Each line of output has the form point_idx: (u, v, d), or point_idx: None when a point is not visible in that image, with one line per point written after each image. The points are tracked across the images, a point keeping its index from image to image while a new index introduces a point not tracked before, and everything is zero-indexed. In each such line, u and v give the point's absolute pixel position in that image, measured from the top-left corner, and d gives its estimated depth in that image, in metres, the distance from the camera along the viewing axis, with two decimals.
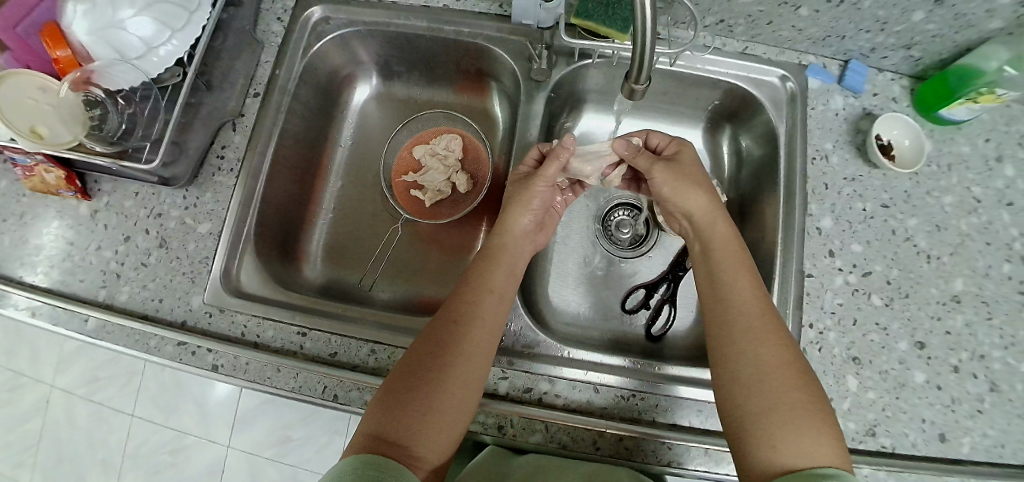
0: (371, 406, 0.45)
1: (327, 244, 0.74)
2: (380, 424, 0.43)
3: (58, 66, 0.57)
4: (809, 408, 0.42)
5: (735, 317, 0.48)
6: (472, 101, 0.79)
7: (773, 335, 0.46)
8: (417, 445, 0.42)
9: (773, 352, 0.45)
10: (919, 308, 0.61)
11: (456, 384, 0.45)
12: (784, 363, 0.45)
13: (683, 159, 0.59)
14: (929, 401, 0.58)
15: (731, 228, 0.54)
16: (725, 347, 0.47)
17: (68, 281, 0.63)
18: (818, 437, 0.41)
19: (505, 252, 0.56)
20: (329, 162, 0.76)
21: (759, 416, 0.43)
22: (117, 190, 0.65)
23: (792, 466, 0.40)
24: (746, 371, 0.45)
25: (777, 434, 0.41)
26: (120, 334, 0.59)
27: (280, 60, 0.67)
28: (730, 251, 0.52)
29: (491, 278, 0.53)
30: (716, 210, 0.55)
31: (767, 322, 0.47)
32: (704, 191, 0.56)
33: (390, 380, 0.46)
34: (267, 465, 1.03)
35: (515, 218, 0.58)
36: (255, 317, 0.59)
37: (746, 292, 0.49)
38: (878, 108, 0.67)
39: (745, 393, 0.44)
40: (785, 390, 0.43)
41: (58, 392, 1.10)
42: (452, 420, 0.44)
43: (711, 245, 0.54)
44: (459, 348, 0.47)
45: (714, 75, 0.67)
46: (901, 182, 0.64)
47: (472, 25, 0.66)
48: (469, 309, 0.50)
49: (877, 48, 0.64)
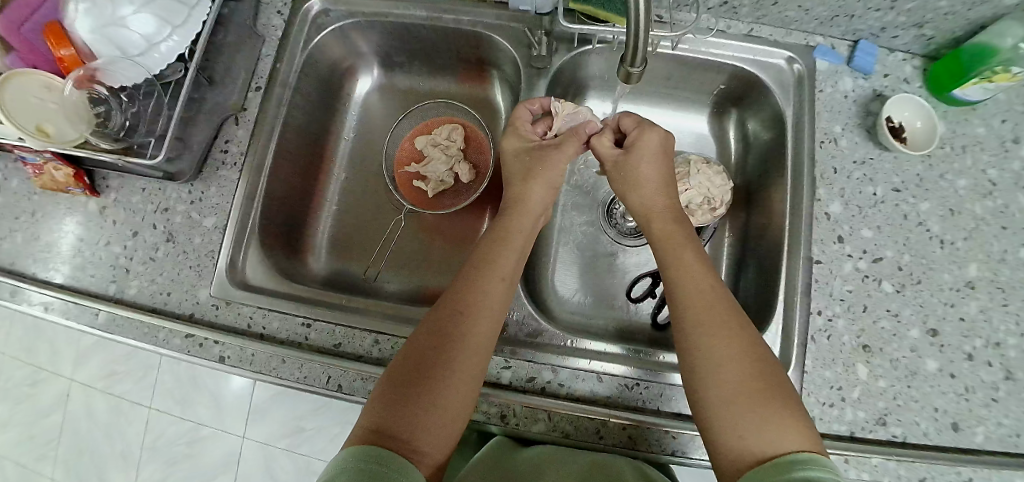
0: (371, 400, 0.45)
1: (331, 236, 0.74)
2: (380, 417, 0.43)
3: (62, 64, 0.58)
4: (773, 397, 0.41)
5: (687, 311, 0.47)
6: (473, 90, 0.78)
7: (725, 320, 0.45)
8: (421, 438, 0.42)
9: (726, 341, 0.44)
10: (932, 294, 0.59)
11: (460, 375, 0.45)
12: (739, 351, 0.44)
13: (641, 148, 0.57)
14: (942, 389, 0.56)
15: (674, 220, 0.54)
16: (683, 343, 0.46)
17: (79, 277, 0.64)
18: (785, 421, 0.40)
19: (517, 236, 0.55)
20: (332, 154, 0.77)
21: (723, 409, 0.42)
22: (125, 187, 0.66)
23: (763, 457, 0.39)
24: (702, 365, 0.44)
25: (745, 427, 0.40)
26: (130, 327, 0.60)
27: (281, 54, 0.67)
28: (674, 244, 0.52)
29: (499, 266, 0.52)
30: (663, 208, 0.55)
31: (718, 310, 0.46)
32: (654, 187, 0.56)
33: (390, 374, 0.46)
34: (280, 456, 1.05)
35: (531, 193, 0.57)
36: (260, 308, 0.60)
37: (694, 282, 0.48)
38: (889, 90, 0.65)
39: (706, 383, 0.43)
40: (743, 380, 0.42)
41: (78, 386, 1.13)
42: (455, 412, 0.44)
43: (656, 239, 0.53)
44: (464, 341, 0.47)
45: (718, 58, 0.66)
46: (913, 165, 0.62)
47: (471, 13, 0.66)
48: (474, 298, 0.49)
49: (888, 27, 0.62)
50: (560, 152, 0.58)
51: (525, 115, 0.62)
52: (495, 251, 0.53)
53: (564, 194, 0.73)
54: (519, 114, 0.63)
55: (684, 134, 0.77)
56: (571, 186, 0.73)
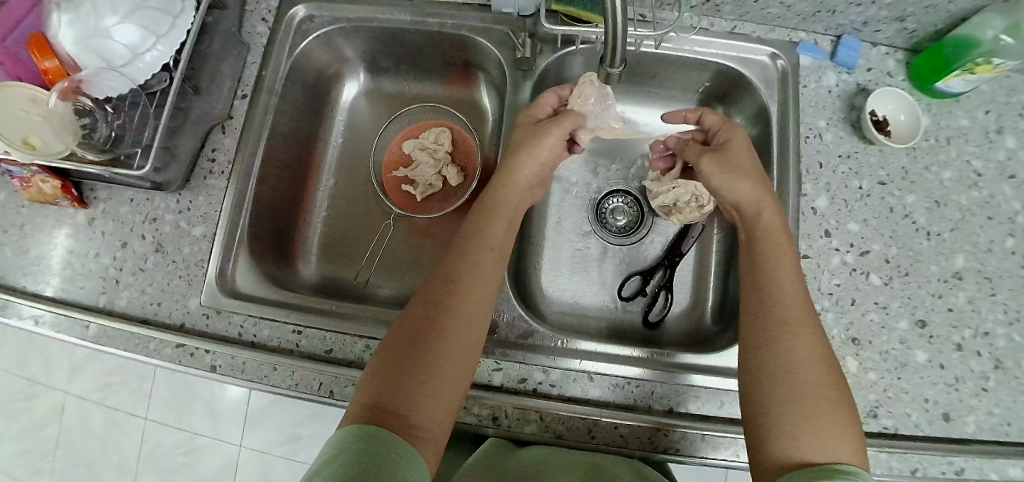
0: (366, 377, 0.44)
1: (321, 242, 0.74)
2: (377, 393, 0.42)
3: (47, 76, 0.58)
4: (839, 406, 0.42)
5: (772, 307, 0.46)
6: (460, 93, 0.78)
7: (808, 328, 0.45)
8: (418, 414, 0.41)
9: (809, 346, 0.44)
10: (920, 285, 0.60)
11: (453, 348, 0.45)
12: (816, 358, 0.44)
13: (733, 145, 0.55)
14: (932, 380, 0.57)
15: (779, 212, 0.52)
16: (759, 338, 0.46)
17: (69, 289, 0.64)
18: (841, 434, 0.40)
19: (503, 209, 0.55)
20: (320, 160, 0.77)
21: (785, 408, 0.42)
22: (113, 198, 0.66)
23: (812, 461, 0.39)
24: (776, 363, 0.44)
25: (803, 429, 0.40)
26: (121, 338, 0.60)
27: (267, 61, 0.67)
28: (776, 240, 0.50)
29: (487, 237, 0.52)
30: (768, 195, 0.52)
31: (806, 317, 0.46)
32: (754, 180, 0.52)
33: (385, 350, 0.45)
34: (278, 463, 1.05)
35: (524, 166, 0.56)
36: (251, 317, 0.60)
37: (788, 281, 0.48)
38: (873, 84, 0.65)
39: (774, 383, 0.43)
40: (815, 386, 0.42)
41: (73, 398, 1.12)
42: (451, 387, 0.44)
43: (758, 230, 0.51)
44: (454, 313, 0.46)
45: (703, 56, 0.66)
46: (899, 158, 0.63)
47: (456, 16, 0.66)
48: (465, 270, 0.49)
49: (870, 22, 0.62)
50: (561, 130, 0.57)
51: (553, 100, 0.61)
52: (481, 223, 0.53)
53: (554, 195, 0.73)
54: (544, 99, 0.62)
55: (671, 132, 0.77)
56: (560, 188, 0.73)
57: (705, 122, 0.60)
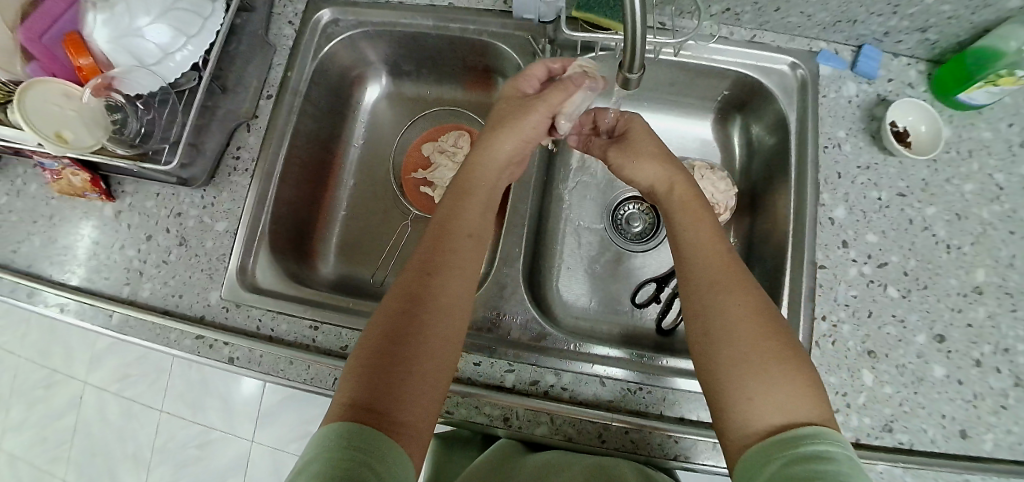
0: (345, 377, 0.43)
1: (339, 240, 0.75)
2: (358, 393, 0.41)
3: (81, 73, 0.60)
4: (785, 360, 0.41)
5: (698, 271, 0.47)
6: (480, 97, 0.79)
7: (736, 283, 0.45)
8: (400, 410, 0.40)
9: (743, 303, 0.43)
10: (938, 299, 0.59)
11: (433, 339, 0.45)
12: (752, 314, 0.43)
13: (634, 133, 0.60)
14: (949, 395, 0.56)
15: (688, 179, 0.54)
16: (692, 306, 0.46)
17: (95, 279, 0.66)
18: (794, 391, 0.39)
19: (479, 193, 0.56)
20: (340, 160, 0.78)
21: (732, 371, 0.41)
22: (139, 191, 0.68)
23: (773, 426, 0.38)
24: (716, 326, 0.43)
25: (755, 389, 0.40)
26: (143, 328, 0.62)
27: (291, 62, 0.69)
28: (690, 206, 0.52)
29: (463, 226, 0.52)
30: (676, 173, 0.55)
31: (734, 274, 0.46)
32: (652, 160, 0.56)
33: (364, 348, 0.44)
34: (288, 459, 1.06)
35: (500, 143, 0.57)
36: (269, 311, 0.61)
37: (707, 245, 0.48)
38: (893, 94, 0.65)
39: (714, 348, 0.43)
40: (755, 343, 0.41)
41: (91, 388, 1.15)
42: (433, 380, 0.44)
43: (672, 202, 0.53)
44: (431, 303, 0.46)
45: (721, 64, 0.67)
46: (919, 170, 0.62)
47: (477, 21, 0.67)
48: (442, 261, 0.49)
49: (891, 32, 0.62)
50: (549, 109, 0.57)
51: (541, 73, 0.60)
52: (455, 210, 0.53)
53: (569, 199, 0.73)
54: (534, 72, 0.60)
55: (689, 139, 0.77)
56: (575, 193, 0.74)
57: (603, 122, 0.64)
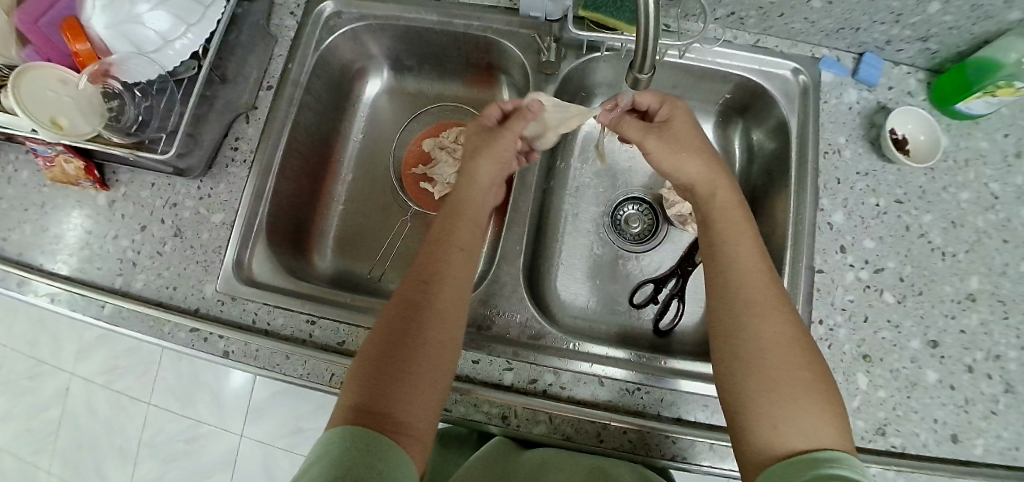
0: (349, 380, 0.44)
1: (337, 235, 0.75)
2: (361, 396, 0.41)
3: (77, 59, 0.58)
4: (813, 386, 0.41)
5: (736, 288, 0.47)
6: (482, 94, 0.79)
7: (773, 305, 0.45)
8: (402, 412, 0.41)
9: (779, 326, 0.44)
10: (933, 305, 0.60)
11: (433, 344, 0.45)
12: (786, 338, 0.44)
13: (675, 123, 0.56)
14: (941, 400, 0.57)
15: (732, 188, 0.53)
16: (726, 322, 0.46)
17: (87, 269, 0.65)
18: (821, 417, 0.39)
19: (472, 203, 0.56)
20: (340, 154, 0.77)
21: (759, 392, 0.42)
22: (134, 181, 0.67)
23: (796, 449, 0.39)
24: (747, 346, 0.44)
25: (780, 413, 0.40)
26: (136, 320, 0.61)
27: (293, 54, 0.68)
28: (730, 215, 0.51)
29: (459, 235, 0.53)
30: (720, 173, 0.54)
31: (771, 294, 0.46)
32: (692, 155, 0.54)
33: (366, 352, 0.45)
34: (279, 455, 1.05)
35: (481, 169, 0.57)
36: (266, 305, 0.60)
37: (746, 261, 0.48)
38: (893, 102, 0.66)
39: (745, 368, 0.43)
40: (786, 367, 0.42)
41: (79, 380, 1.13)
42: (433, 384, 0.44)
43: (713, 209, 0.52)
44: (430, 309, 0.47)
45: (724, 68, 0.67)
46: (916, 177, 0.63)
47: (482, 18, 0.66)
48: (439, 268, 0.49)
49: (892, 41, 0.63)
50: (515, 134, 0.59)
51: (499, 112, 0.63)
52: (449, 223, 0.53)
53: (569, 199, 0.73)
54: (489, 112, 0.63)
55: None
56: (575, 192, 0.74)
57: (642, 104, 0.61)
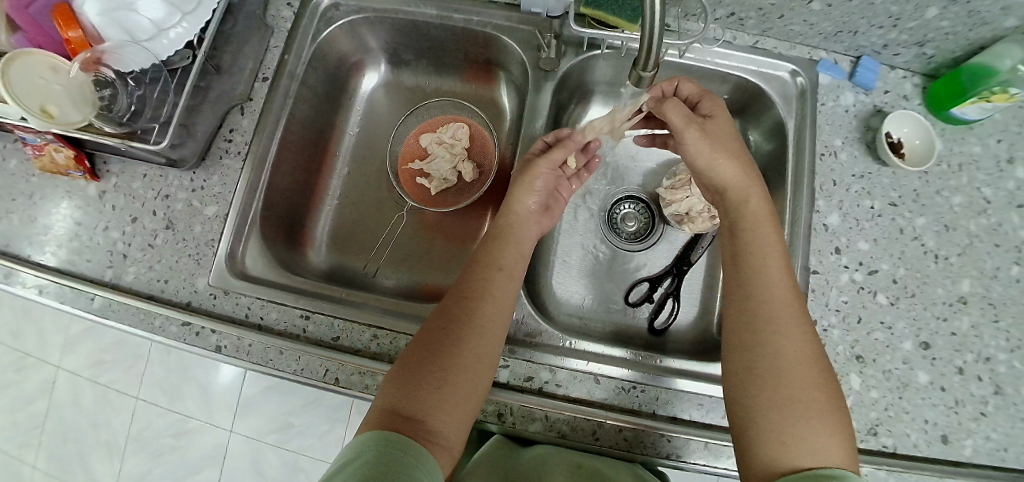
0: (386, 382, 0.46)
1: (332, 229, 0.74)
2: (397, 399, 0.43)
3: (69, 46, 0.57)
4: (828, 408, 0.42)
5: (760, 304, 0.47)
6: (479, 90, 0.78)
7: (797, 325, 0.46)
8: (435, 421, 0.43)
9: (800, 346, 0.45)
10: (925, 308, 0.60)
11: (469, 358, 0.46)
12: (804, 358, 0.44)
13: (719, 121, 0.56)
14: (932, 401, 0.57)
15: (766, 200, 0.53)
16: (747, 337, 0.46)
17: (75, 261, 0.63)
18: (831, 438, 0.41)
19: (516, 230, 0.57)
20: (335, 148, 0.76)
21: (773, 409, 0.42)
22: (125, 172, 0.66)
23: (803, 466, 0.40)
24: (763, 363, 0.44)
25: (791, 431, 0.41)
26: (126, 313, 0.60)
27: (289, 46, 0.67)
28: (761, 227, 0.51)
29: (502, 257, 0.54)
30: (754, 184, 0.54)
31: (795, 313, 0.46)
32: (728, 157, 0.54)
33: (406, 357, 0.47)
34: (269, 451, 1.03)
35: (521, 198, 0.59)
36: (259, 299, 0.59)
37: (774, 276, 0.48)
38: (889, 106, 0.66)
39: (760, 384, 0.44)
40: (804, 387, 0.43)
41: (66, 373, 1.11)
42: (466, 396, 0.45)
43: (742, 218, 0.52)
44: (471, 325, 0.48)
45: (723, 68, 0.67)
46: (910, 180, 0.64)
47: (481, 13, 0.66)
48: (482, 286, 0.51)
49: (890, 45, 0.63)
50: (551, 163, 0.59)
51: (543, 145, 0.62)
52: (496, 249, 0.54)
53: None
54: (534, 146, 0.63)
55: None
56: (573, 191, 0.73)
57: (683, 91, 0.60)
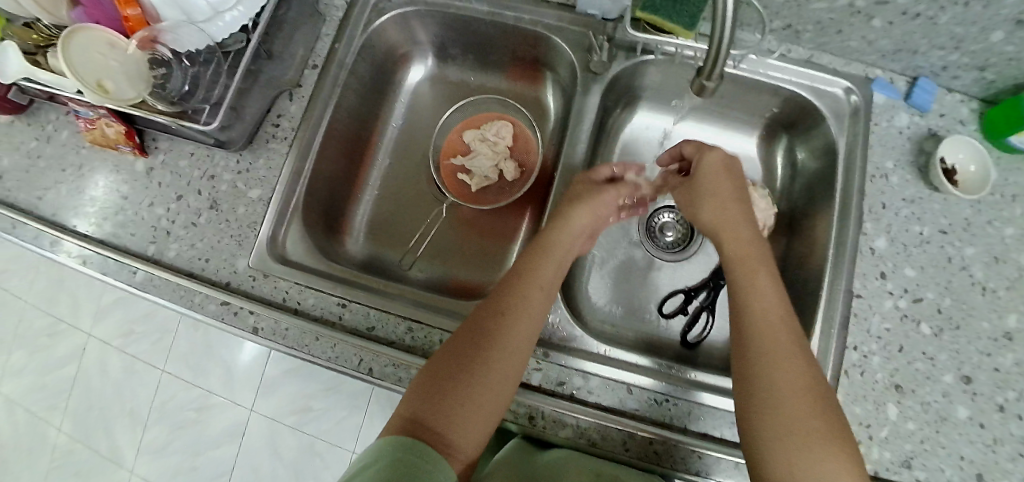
0: (411, 389, 0.47)
1: (369, 219, 0.74)
2: (419, 408, 0.44)
3: (128, 24, 0.59)
4: (834, 438, 0.40)
5: (753, 333, 0.46)
6: (524, 88, 0.78)
7: (794, 355, 0.44)
8: (454, 434, 0.43)
9: (796, 374, 0.43)
10: (968, 341, 0.59)
11: (495, 377, 0.46)
12: (807, 388, 0.42)
13: (704, 172, 0.56)
14: (970, 438, 0.56)
15: (756, 238, 0.53)
16: (743, 367, 0.45)
17: (120, 234, 0.65)
18: (840, 469, 0.39)
19: (556, 246, 0.55)
20: (377, 138, 0.77)
21: (777, 439, 0.41)
22: (173, 150, 0.67)
23: None
24: (761, 394, 0.43)
25: (799, 462, 0.40)
26: (167, 289, 0.61)
27: (339, 34, 0.68)
28: (750, 262, 0.50)
29: (539, 274, 0.53)
30: (741, 222, 0.53)
31: (791, 343, 0.45)
32: (723, 206, 0.55)
33: (431, 366, 0.47)
34: (287, 433, 1.05)
35: (574, 219, 0.56)
36: (297, 284, 0.60)
37: (768, 307, 0.47)
38: (944, 130, 0.64)
39: (760, 413, 0.42)
40: (808, 417, 0.41)
41: (95, 341, 1.14)
42: (487, 411, 0.45)
43: (731, 254, 0.52)
44: (500, 341, 0.47)
45: (775, 81, 0.65)
46: (962, 208, 0.62)
47: (532, 11, 0.65)
48: (514, 302, 0.50)
49: (949, 67, 0.61)
50: (613, 196, 0.58)
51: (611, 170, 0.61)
52: (533, 264, 0.53)
53: None
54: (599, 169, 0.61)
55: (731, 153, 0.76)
56: None
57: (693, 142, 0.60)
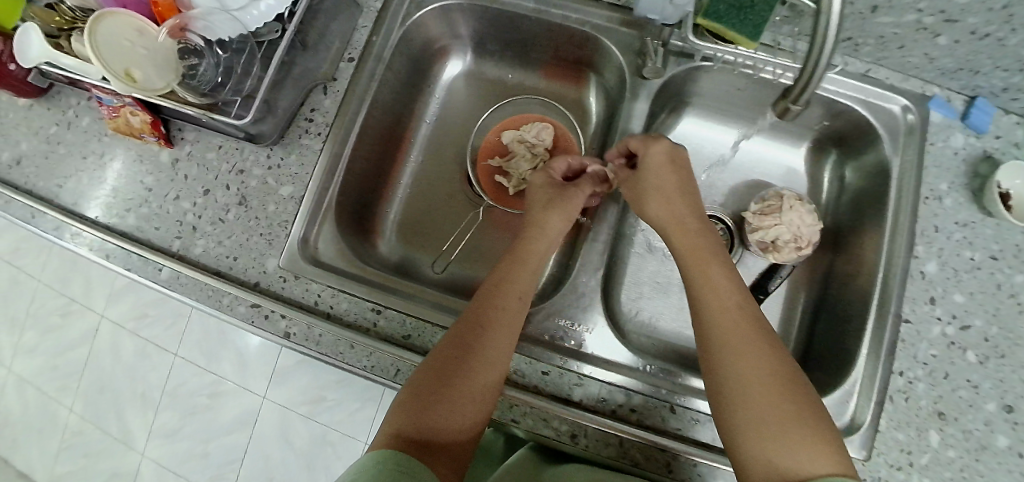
0: (394, 408, 0.44)
1: (401, 219, 0.72)
2: (403, 421, 0.42)
3: (157, 9, 0.57)
4: (805, 416, 0.39)
5: (714, 331, 0.45)
6: (564, 89, 0.75)
7: (754, 341, 0.44)
8: (440, 438, 0.42)
9: (758, 363, 0.42)
10: (1014, 370, 0.57)
11: (479, 378, 0.45)
12: (772, 374, 0.42)
13: (650, 163, 0.57)
14: (1009, 468, 0.54)
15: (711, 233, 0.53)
16: (708, 368, 0.45)
17: (143, 228, 0.62)
18: (816, 447, 0.38)
19: (538, 251, 0.55)
20: (411, 135, 0.74)
21: (753, 432, 0.40)
22: (200, 141, 0.64)
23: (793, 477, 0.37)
24: (729, 391, 0.42)
25: (774, 447, 0.38)
26: (193, 287, 0.59)
27: (378, 27, 0.65)
28: (703, 252, 0.51)
29: (519, 281, 0.52)
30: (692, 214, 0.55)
31: (751, 332, 0.44)
32: (673, 197, 0.56)
33: (414, 379, 0.46)
34: (299, 423, 1.03)
35: (552, 221, 0.57)
36: (330, 287, 0.58)
37: (725, 299, 0.47)
38: (1000, 152, 0.62)
39: (732, 409, 0.41)
40: (776, 402, 0.40)
41: (108, 323, 1.12)
42: (473, 412, 0.44)
43: (682, 246, 0.53)
44: (483, 345, 0.47)
45: (830, 95, 0.63)
46: (1014, 235, 0.60)
47: (580, 11, 0.63)
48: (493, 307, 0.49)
49: (1010, 88, 0.59)
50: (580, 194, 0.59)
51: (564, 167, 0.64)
52: (512, 272, 0.53)
53: None
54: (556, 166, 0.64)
55: (776, 165, 0.74)
56: None
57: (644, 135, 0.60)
